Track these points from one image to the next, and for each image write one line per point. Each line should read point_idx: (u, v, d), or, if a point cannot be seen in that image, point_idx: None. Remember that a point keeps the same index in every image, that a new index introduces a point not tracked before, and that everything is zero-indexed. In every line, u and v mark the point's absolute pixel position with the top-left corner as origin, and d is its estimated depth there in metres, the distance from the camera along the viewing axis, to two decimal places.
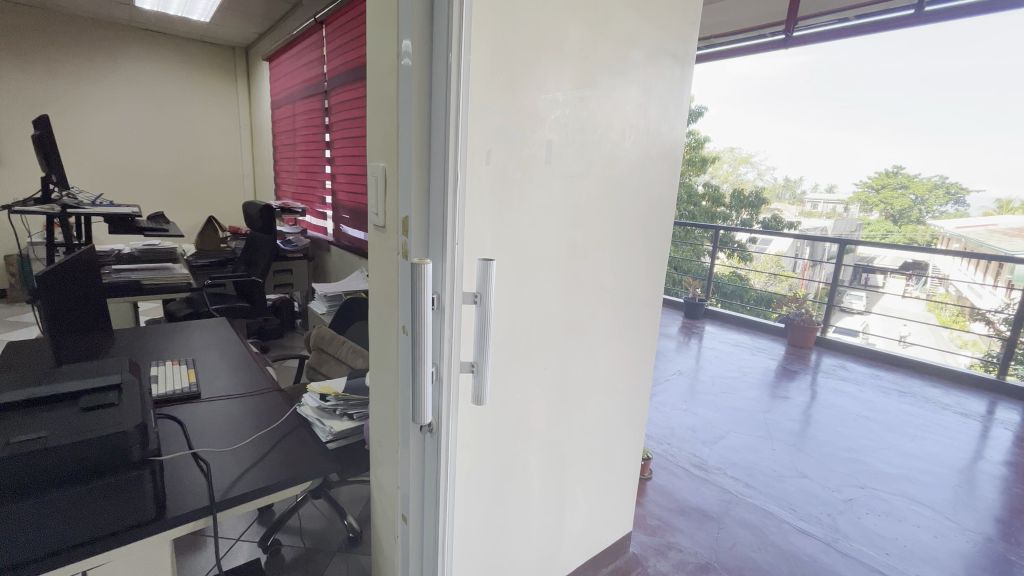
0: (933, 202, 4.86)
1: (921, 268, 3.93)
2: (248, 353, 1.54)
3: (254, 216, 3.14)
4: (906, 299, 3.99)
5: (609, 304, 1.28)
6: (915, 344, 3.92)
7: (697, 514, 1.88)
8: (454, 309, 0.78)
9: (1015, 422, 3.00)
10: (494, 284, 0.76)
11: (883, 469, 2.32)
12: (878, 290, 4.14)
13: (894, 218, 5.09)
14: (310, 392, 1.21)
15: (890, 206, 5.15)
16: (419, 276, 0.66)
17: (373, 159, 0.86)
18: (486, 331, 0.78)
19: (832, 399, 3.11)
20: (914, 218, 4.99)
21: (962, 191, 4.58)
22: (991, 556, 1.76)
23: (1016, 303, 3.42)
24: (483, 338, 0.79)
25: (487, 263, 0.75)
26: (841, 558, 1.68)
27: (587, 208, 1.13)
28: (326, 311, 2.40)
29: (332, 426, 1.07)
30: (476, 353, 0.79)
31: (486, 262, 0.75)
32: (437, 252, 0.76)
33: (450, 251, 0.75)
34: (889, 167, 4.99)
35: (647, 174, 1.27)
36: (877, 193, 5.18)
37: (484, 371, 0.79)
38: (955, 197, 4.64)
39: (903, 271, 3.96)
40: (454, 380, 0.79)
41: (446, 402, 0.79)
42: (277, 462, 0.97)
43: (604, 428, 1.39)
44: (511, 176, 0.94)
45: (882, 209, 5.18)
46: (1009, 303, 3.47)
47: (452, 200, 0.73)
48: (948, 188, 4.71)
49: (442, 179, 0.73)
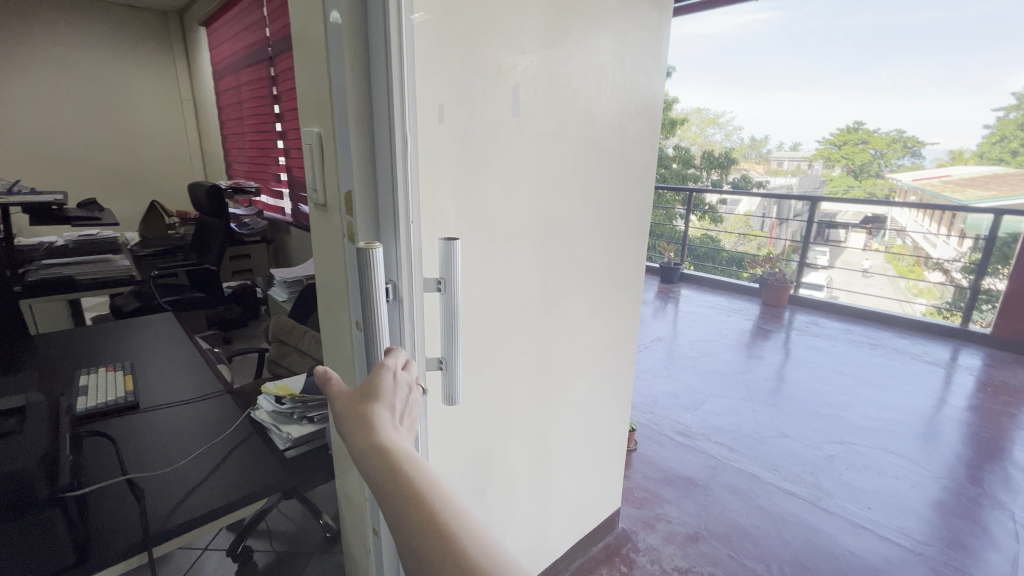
0: (892, 155, 4.88)
1: (880, 221, 3.97)
2: (199, 353, 1.39)
3: (202, 198, 2.89)
4: (867, 252, 4.11)
5: (590, 277, 1.19)
6: (875, 295, 4.03)
7: (683, 483, 1.85)
8: (414, 299, 0.67)
9: (977, 367, 3.13)
10: (460, 263, 0.65)
11: (859, 423, 2.36)
12: (840, 245, 4.20)
13: (855, 173, 5.11)
14: (264, 394, 1.08)
15: (851, 161, 5.16)
16: (367, 260, 0.55)
17: (306, 122, 0.71)
18: (454, 323, 0.68)
19: (807, 356, 3.16)
20: (873, 172, 5.00)
21: (918, 145, 4.60)
22: (966, 502, 1.81)
23: (969, 252, 3.59)
24: (451, 329, 0.69)
25: (449, 243, 0.63)
26: (826, 516, 1.70)
27: (561, 174, 1.02)
28: (287, 299, 2.23)
29: (290, 432, 0.96)
30: (447, 349, 0.68)
31: (450, 240, 0.64)
32: (388, 235, 0.64)
33: (405, 231, 0.63)
34: (850, 123, 5.02)
35: (626, 135, 1.15)
36: (839, 148, 5.20)
37: (454, 367, 0.69)
38: (911, 150, 4.67)
39: (862, 225, 4.05)
40: (419, 379, 0.70)
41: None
42: (226, 480, 0.85)
43: (588, 408, 1.32)
44: (474, 139, 0.82)
45: (844, 164, 5.19)
46: (963, 252, 3.62)
47: (408, 171, 0.61)
48: (905, 142, 4.72)
49: (386, 145, 0.61)
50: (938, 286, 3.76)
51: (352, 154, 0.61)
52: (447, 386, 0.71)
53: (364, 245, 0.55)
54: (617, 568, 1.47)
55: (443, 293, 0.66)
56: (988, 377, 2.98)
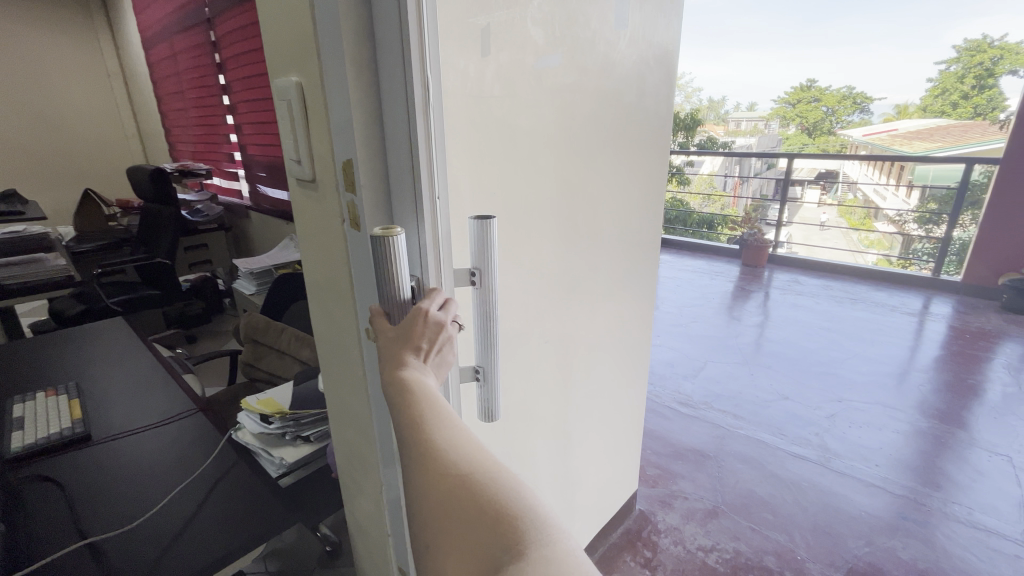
0: (842, 112, 5.14)
1: (832, 177, 4.09)
2: (161, 365, 1.21)
3: (144, 184, 2.58)
4: (822, 207, 4.17)
5: (609, 252, 1.06)
6: (831, 247, 4.14)
7: (694, 457, 1.80)
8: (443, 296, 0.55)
9: (948, 314, 3.22)
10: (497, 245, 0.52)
11: (853, 379, 2.38)
12: (796, 203, 4.28)
13: (809, 131, 5.36)
14: (247, 411, 0.92)
15: (805, 119, 5.35)
16: (384, 250, 0.43)
17: (279, 72, 0.54)
18: (491, 323, 0.56)
19: (791, 315, 3.19)
20: (826, 129, 5.27)
21: (867, 101, 4.94)
22: (965, 450, 1.84)
23: (916, 203, 3.73)
24: (488, 330, 0.56)
25: (484, 223, 0.49)
26: (837, 478, 1.68)
27: (581, 135, 0.87)
28: (255, 292, 2.02)
29: (283, 457, 0.82)
30: (484, 357, 0.56)
31: (484, 217, 0.50)
32: (408, 219, 0.51)
33: (429, 212, 0.50)
34: (804, 80, 5.15)
35: (644, 87, 1.01)
36: (793, 108, 5.37)
37: (493, 378, 0.58)
38: (861, 106, 4.99)
39: (816, 181, 4.13)
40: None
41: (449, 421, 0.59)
42: (215, 523, 0.71)
43: (608, 393, 1.22)
44: (490, 92, 0.66)
45: (798, 123, 5.39)
46: (911, 204, 3.75)
47: (428, 130, 0.47)
48: (855, 99, 5.00)
49: (397, 95, 0.46)
50: (887, 236, 3.91)
51: (351, 107, 0.46)
52: (483, 400, 0.60)
53: (381, 232, 0.43)
54: (640, 554, 1.41)
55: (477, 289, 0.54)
56: (961, 324, 3.07)
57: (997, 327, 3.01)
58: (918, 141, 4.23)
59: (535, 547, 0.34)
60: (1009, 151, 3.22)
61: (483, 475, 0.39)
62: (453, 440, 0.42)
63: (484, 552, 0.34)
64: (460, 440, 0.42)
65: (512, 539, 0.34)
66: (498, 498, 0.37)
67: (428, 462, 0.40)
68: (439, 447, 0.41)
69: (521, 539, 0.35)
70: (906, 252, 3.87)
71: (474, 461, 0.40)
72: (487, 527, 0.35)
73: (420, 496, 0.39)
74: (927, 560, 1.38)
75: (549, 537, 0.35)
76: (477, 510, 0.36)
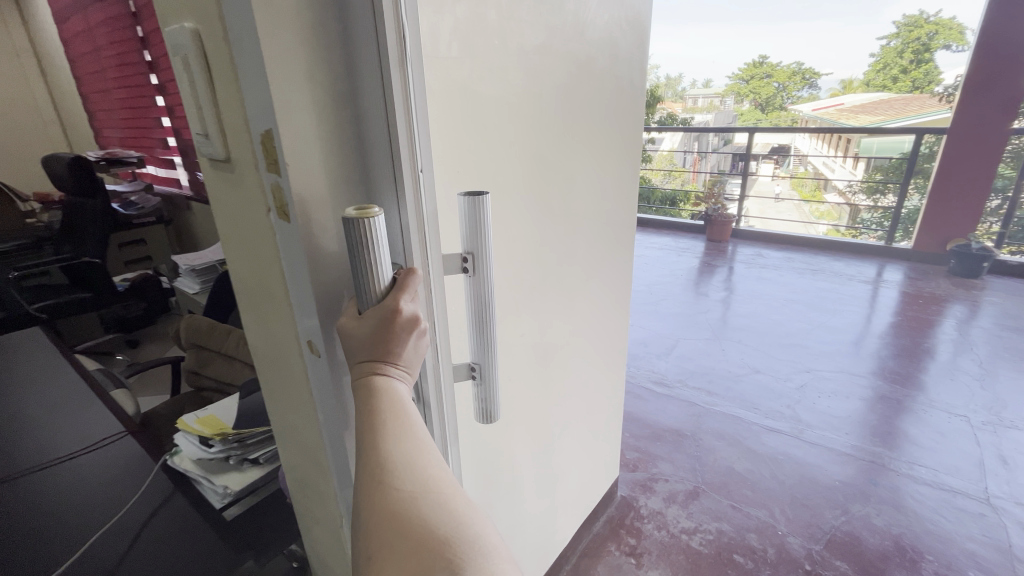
0: (792, 87, 5.40)
1: (784, 151, 4.16)
2: (83, 382, 1.06)
3: (64, 175, 2.31)
4: (776, 180, 4.23)
5: (585, 234, 0.99)
6: (786, 219, 4.23)
7: (672, 437, 1.79)
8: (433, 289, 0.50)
9: (899, 280, 3.34)
10: (492, 227, 0.49)
11: (819, 349, 2.43)
12: (751, 177, 4.33)
13: (762, 106, 5.67)
14: (182, 431, 0.81)
15: (758, 94, 5.61)
16: (362, 235, 0.38)
17: (171, 18, 0.42)
18: (486, 316, 0.52)
19: (756, 288, 3.24)
20: (778, 104, 5.58)
21: (814, 76, 5.15)
22: (926, 412, 1.91)
23: (862, 175, 3.82)
24: (483, 324, 0.52)
25: (478, 201, 0.46)
26: (810, 449, 1.71)
27: (553, 104, 0.78)
28: (199, 290, 1.85)
29: (227, 485, 0.71)
30: (479, 355, 0.53)
31: (475, 195, 0.47)
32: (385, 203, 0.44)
33: (412, 194, 0.44)
34: (756, 57, 5.40)
35: (617, 52, 0.93)
36: (748, 83, 5.60)
37: (491, 375, 0.54)
38: (809, 82, 5.22)
39: (770, 155, 4.20)
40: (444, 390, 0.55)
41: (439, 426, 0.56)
42: (146, 567, 0.60)
43: (587, 383, 1.16)
44: (446, 49, 0.56)
45: (752, 97, 5.65)
46: (856, 175, 3.84)
47: (409, 95, 0.41)
48: (804, 74, 5.20)
49: (369, 47, 0.39)
50: (836, 207, 4.01)
51: (296, 57, 0.36)
52: (482, 400, 0.56)
53: (356, 213, 0.38)
54: (624, 542, 1.38)
55: (472, 277, 0.50)
56: (913, 289, 3.20)
57: (946, 292, 3.14)
58: (864, 116, 4.43)
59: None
60: (954, 120, 3.34)
61: (431, 490, 0.34)
62: (409, 453, 0.37)
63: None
64: (412, 451, 0.37)
65: (451, 562, 0.30)
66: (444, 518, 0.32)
67: (375, 464, 0.36)
68: (386, 455, 0.36)
69: (460, 564, 0.30)
70: (853, 222, 3.99)
71: (424, 475, 0.36)
72: (412, 547, 0.30)
73: (355, 507, 0.35)
74: (900, 526, 1.40)
75: (489, 567, 0.30)
76: (417, 528, 0.31)
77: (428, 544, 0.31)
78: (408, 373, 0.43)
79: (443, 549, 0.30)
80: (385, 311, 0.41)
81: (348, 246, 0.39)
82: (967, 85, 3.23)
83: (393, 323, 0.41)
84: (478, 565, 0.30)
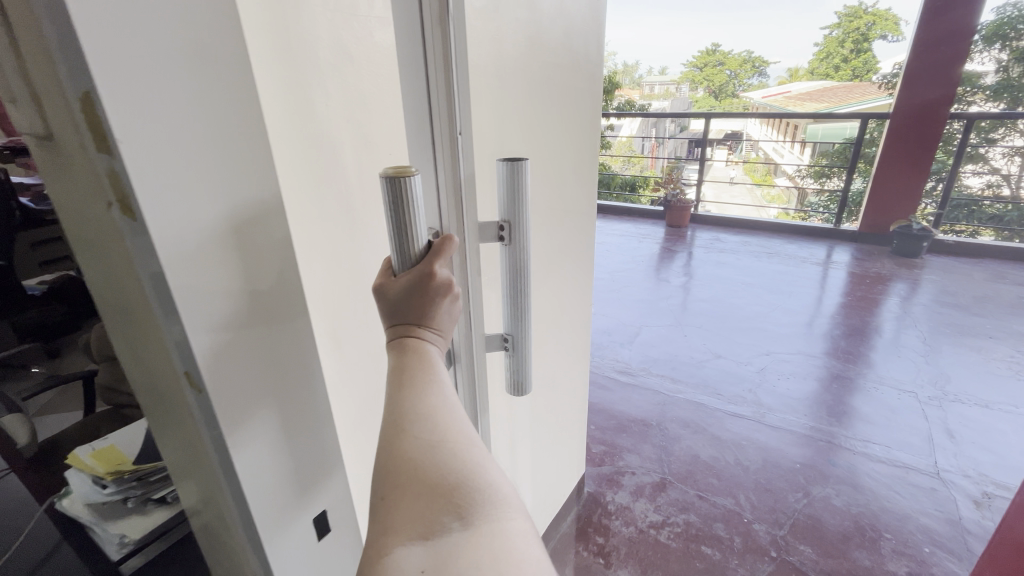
0: (743, 75, 6.17)
1: (737, 136, 4.27)
2: None
3: None
4: (730, 165, 4.31)
5: (542, 223, 0.91)
6: (739, 204, 4.35)
7: (637, 428, 1.76)
8: (467, 254, 0.53)
9: (847, 262, 3.45)
10: (528, 197, 0.51)
11: (776, 331, 2.47)
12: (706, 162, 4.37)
13: (716, 93, 6.33)
14: (75, 468, 0.69)
15: (712, 81, 6.26)
16: (399, 193, 0.37)
17: None
18: (519, 286, 0.54)
19: (715, 273, 3.27)
20: (730, 91, 6.28)
21: (762, 65, 6.05)
22: (877, 389, 1.97)
23: (809, 160, 3.99)
24: (516, 294, 0.55)
25: (515, 166, 0.48)
26: (771, 432, 1.72)
27: (501, 76, 0.69)
28: None
29: (122, 538, 0.66)
30: (513, 326, 0.57)
31: (514, 161, 0.49)
32: (426, 165, 0.47)
33: (449, 159, 0.47)
34: (709, 46, 5.94)
35: (573, 23, 0.85)
36: (702, 71, 6.19)
37: (523, 348, 0.58)
38: (758, 70, 6.09)
39: (724, 140, 4.26)
40: (476, 357, 0.57)
41: (469, 390, 0.59)
42: None
43: (550, 381, 1.10)
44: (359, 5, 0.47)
45: (706, 84, 6.30)
46: (804, 160, 4.02)
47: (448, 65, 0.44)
48: (754, 63, 6.03)
49: (409, 20, 0.42)
50: (786, 190, 4.18)
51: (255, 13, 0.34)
52: (513, 372, 0.59)
53: (393, 171, 0.37)
54: (592, 542, 1.33)
55: (507, 246, 0.53)
56: (860, 270, 3.32)
57: (891, 271, 3.28)
58: (809, 103, 4.91)
59: (484, 521, 0.32)
60: (897, 106, 3.46)
61: (450, 441, 0.37)
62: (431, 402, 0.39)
63: (429, 517, 0.32)
64: (439, 408, 0.39)
65: (464, 505, 0.33)
66: (462, 469, 0.35)
67: (399, 414, 0.38)
68: (410, 409, 0.38)
69: (471, 508, 0.33)
70: (802, 205, 4.14)
71: (445, 426, 0.38)
72: (426, 498, 0.33)
73: (378, 454, 0.37)
74: (859, 506, 1.42)
75: (497, 515, 0.33)
76: (434, 473, 0.34)
77: (443, 496, 0.33)
78: (444, 335, 0.45)
79: (455, 491, 0.33)
80: (419, 275, 0.41)
81: (386, 203, 0.38)
82: (908, 72, 3.35)
83: (429, 287, 0.42)
84: (491, 521, 0.33)
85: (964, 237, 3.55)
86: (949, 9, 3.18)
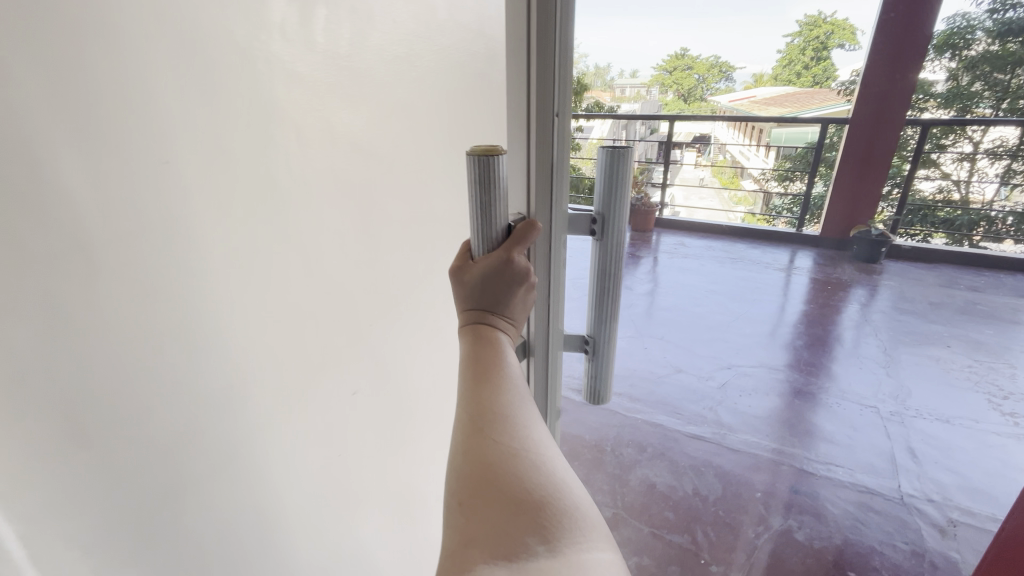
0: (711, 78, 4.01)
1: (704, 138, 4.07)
2: None
3: None
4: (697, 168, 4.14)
5: None
6: (705, 208, 4.20)
7: (592, 455, 1.63)
8: (557, 246, 0.61)
9: (809, 267, 3.43)
10: (629, 181, 0.55)
11: (739, 342, 2.38)
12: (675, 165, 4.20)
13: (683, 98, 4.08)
14: None
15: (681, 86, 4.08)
16: (486, 171, 0.41)
17: None
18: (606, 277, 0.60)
19: (679, 279, 3.18)
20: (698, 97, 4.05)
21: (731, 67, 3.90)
22: (841, 404, 1.89)
23: (773, 163, 3.95)
24: (601, 292, 0.61)
25: (613, 151, 0.52)
26: (732, 456, 1.61)
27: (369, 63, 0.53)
28: None
29: None
30: (593, 327, 0.63)
31: (616, 147, 0.53)
32: (515, 158, 0.54)
33: (540, 141, 0.54)
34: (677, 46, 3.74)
35: None
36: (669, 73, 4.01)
37: (606, 348, 0.63)
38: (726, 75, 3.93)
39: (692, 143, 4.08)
40: (546, 344, 0.64)
41: (543, 375, 0.67)
42: None
43: None
44: None
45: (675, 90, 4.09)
46: (768, 163, 3.99)
47: (552, 74, 0.52)
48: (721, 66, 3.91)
49: (518, 30, 0.50)
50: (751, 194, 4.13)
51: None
52: (593, 374, 0.65)
53: (483, 148, 0.42)
54: None
55: (599, 238, 0.58)
56: (822, 276, 3.29)
57: (852, 277, 3.26)
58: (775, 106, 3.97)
59: (570, 547, 0.36)
60: (857, 110, 3.44)
61: (527, 451, 0.41)
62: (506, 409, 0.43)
63: (519, 533, 0.36)
64: (513, 408, 0.44)
65: (547, 526, 0.36)
66: (542, 485, 0.39)
67: (482, 425, 0.42)
68: (492, 418, 0.42)
69: (555, 529, 0.36)
70: (766, 208, 4.11)
71: (519, 438, 0.41)
72: (511, 515, 0.37)
73: (460, 458, 0.41)
74: (822, 539, 1.33)
75: (578, 543, 0.36)
76: (520, 490, 0.38)
77: (528, 514, 0.37)
78: (515, 322, 0.51)
79: (542, 511, 0.37)
80: (498, 262, 0.47)
81: (470, 184, 0.42)
82: (866, 79, 3.36)
83: (508, 271, 0.47)
84: (574, 548, 0.36)
85: (920, 243, 3.57)
86: (906, 16, 3.18)
